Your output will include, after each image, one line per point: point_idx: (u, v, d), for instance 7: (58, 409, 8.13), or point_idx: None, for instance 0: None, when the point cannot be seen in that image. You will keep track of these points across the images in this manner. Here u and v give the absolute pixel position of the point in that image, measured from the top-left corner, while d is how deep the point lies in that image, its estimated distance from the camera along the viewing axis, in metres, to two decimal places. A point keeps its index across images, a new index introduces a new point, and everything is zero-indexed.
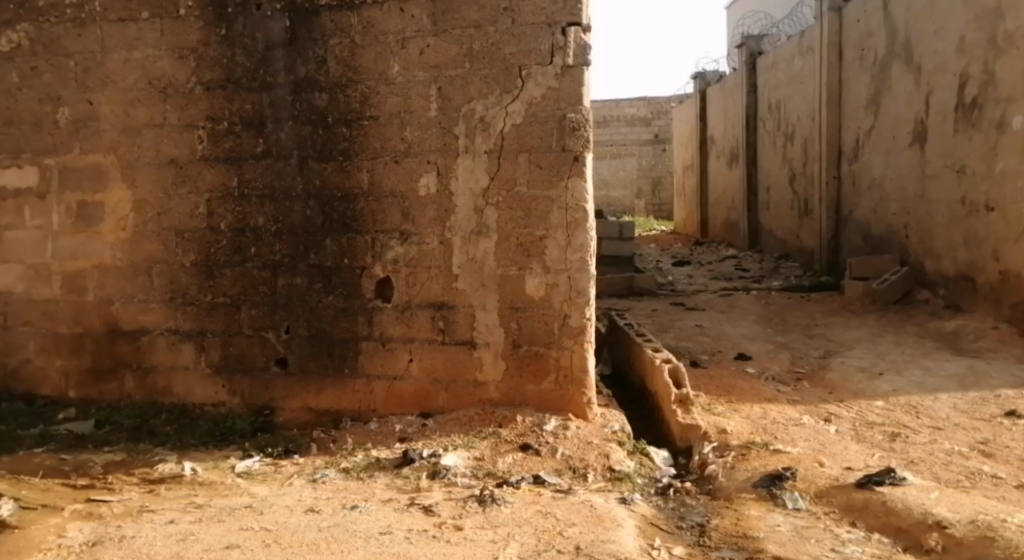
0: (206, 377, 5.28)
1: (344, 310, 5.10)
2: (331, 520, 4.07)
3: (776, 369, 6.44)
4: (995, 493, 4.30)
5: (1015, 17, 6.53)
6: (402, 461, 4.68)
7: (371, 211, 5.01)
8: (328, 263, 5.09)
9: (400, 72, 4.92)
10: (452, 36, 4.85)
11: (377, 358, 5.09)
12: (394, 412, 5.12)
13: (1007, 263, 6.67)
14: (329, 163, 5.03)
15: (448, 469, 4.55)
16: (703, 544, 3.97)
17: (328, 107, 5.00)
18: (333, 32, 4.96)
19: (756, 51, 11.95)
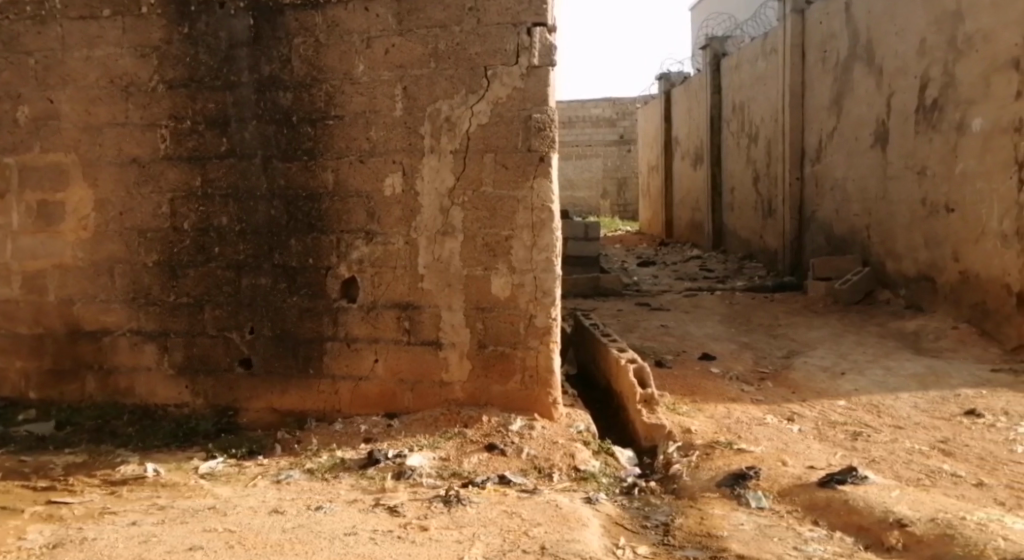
0: (169, 378, 5.23)
1: (309, 310, 5.07)
2: (295, 521, 4.04)
3: (740, 369, 6.49)
4: (954, 491, 4.36)
5: (974, 20, 6.61)
6: (367, 461, 4.66)
7: (336, 211, 4.98)
8: (293, 263, 5.05)
9: (366, 72, 4.89)
10: (418, 35, 4.84)
11: (342, 358, 5.06)
12: (359, 413, 5.09)
13: (966, 264, 6.77)
14: (294, 163, 5.00)
15: (414, 469, 4.54)
16: (667, 543, 3.99)
17: (293, 106, 4.97)
18: (297, 31, 4.93)
19: (720, 52, 12.03)
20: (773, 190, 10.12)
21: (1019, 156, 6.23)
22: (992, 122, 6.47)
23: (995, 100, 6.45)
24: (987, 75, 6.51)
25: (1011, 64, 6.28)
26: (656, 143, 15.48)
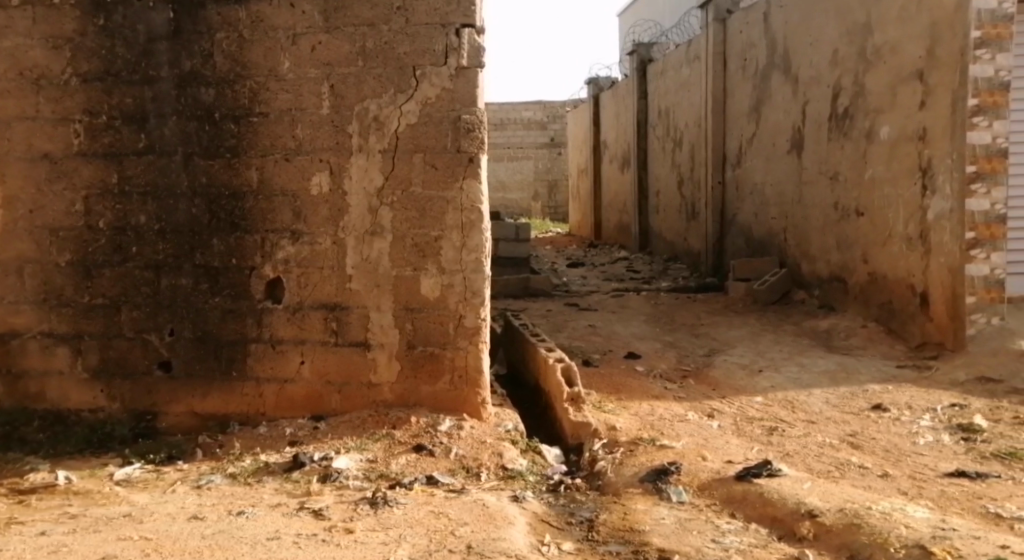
0: (83, 382, 5.20)
1: (232, 311, 5.09)
2: (215, 527, 4.07)
3: (663, 367, 6.68)
4: (862, 482, 4.58)
5: (882, 32, 6.84)
6: (292, 465, 4.70)
7: (261, 210, 5.02)
8: (215, 263, 5.07)
9: (292, 69, 4.94)
10: (345, 33, 4.90)
11: (267, 360, 5.10)
12: (284, 416, 5.13)
13: (875, 265, 7.03)
14: (217, 161, 5.02)
15: (340, 472, 4.59)
16: (591, 539, 4.12)
17: (215, 102, 4.99)
18: (220, 26, 4.96)
19: (646, 58, 12.28)
20: (696, 193, 10.37)
21: (922, 163, 6.44)
22: (898, 131, 6.70)
23: (900, 109, 6.66)
24: (893, 86, 6.73)
25: (914, 76, 6.48)
26: (584, 146, 15.71)
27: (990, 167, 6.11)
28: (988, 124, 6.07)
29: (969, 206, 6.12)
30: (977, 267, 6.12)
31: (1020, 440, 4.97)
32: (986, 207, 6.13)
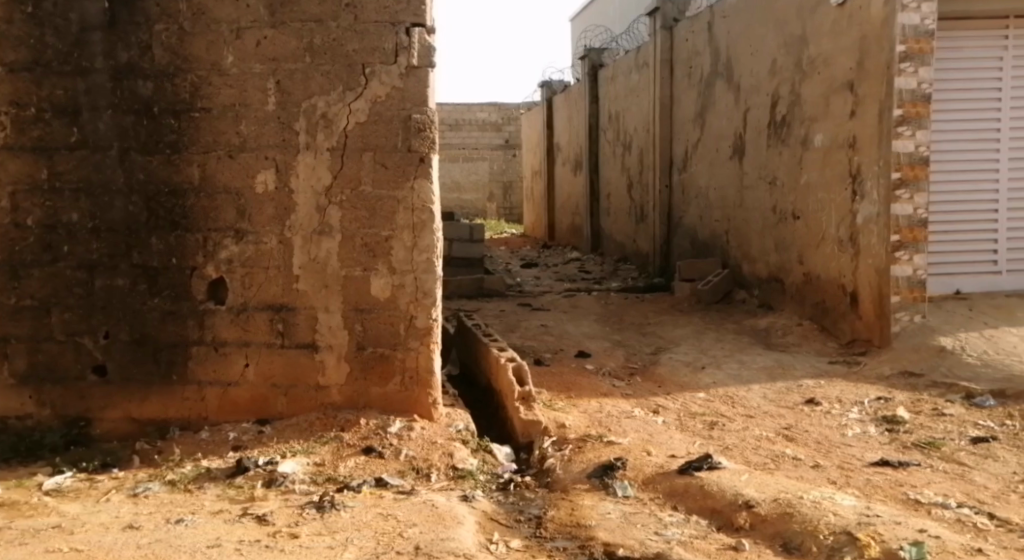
0: (10, 388, 5.17)
1: (171, 312, 5.14)
2: (152, 536, 4.07)
3: (612, 365, 6.93)
4: (795, 473, 4.83)
5: (816, 45, 7.15)
6: (235, 470, 4.77)
7: (203, 208, 5.08)
8: (154, 263, 5.11)
9: (235, 64, 5.02)
10: (292, 28, 5.01)
11: (209, 363, 5.16)
12: (227, 420, 5.21)
13: (810, 266, 7.33)
14: (156, 156, 5.07)
15: (285, 476, 4.68)
16: (539, 535, 4.31)
17: (154, 96, 5.04)
18: (159, 17, 5.01)
19: (597, 63, 12.59)
20: (644, 196, 10.65)
21: (853, 169, 6.74)
22: (831, 138, 6.99)
23: (833, 118, 6.96)
24: (827, 95, 7.02)
25: (846, 87, 6.79)
26: (538, 148, 15.96)
27: (913, 174, 6.35)
28: (911, 134, 6.31)
29: (894, 211, 6.36)
30: (901, 268, 6.38)
31: (939, 430, 5.27)
32: (910, 212, 6.37)
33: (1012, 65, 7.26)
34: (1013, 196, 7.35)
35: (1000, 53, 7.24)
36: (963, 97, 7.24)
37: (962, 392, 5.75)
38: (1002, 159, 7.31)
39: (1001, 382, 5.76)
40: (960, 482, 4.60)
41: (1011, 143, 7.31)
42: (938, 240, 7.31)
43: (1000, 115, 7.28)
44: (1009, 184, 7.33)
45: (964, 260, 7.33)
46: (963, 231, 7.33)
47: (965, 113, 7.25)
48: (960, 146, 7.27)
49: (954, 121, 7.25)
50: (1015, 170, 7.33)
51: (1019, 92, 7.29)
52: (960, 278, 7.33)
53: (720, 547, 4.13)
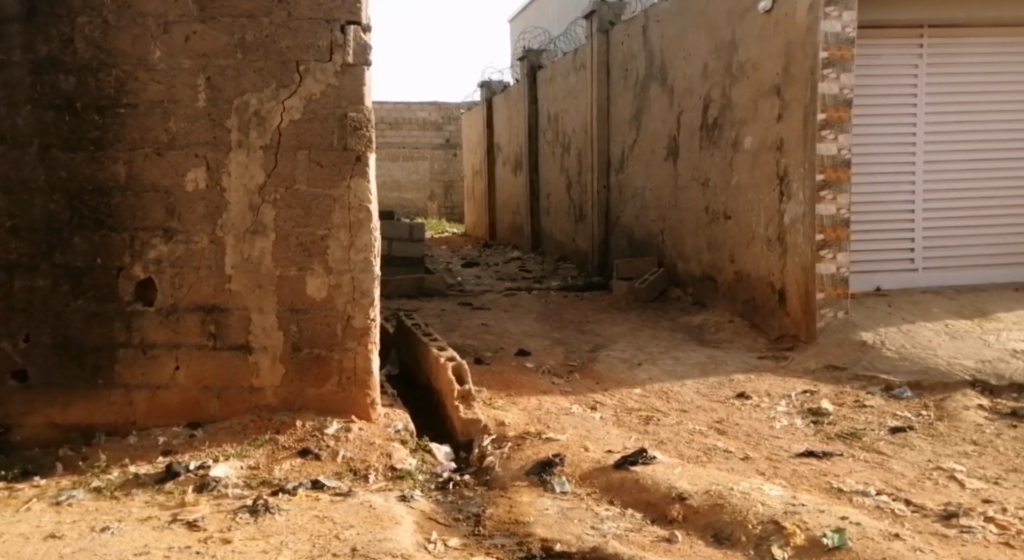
0: None
1: (96, 314, 5.12)
2: (75, 545, 4.07)
3: (552, 362, 7.05)
4: (726, 465, 4.96)
5: (745, 50, 7.34)
6: (164, 476, 4.76)
7: (130, 206, 5.07)
8: (77, 263, 5.09)
9: (163, 59, 5.01)
10: (222, 24, 5.02)
11: (138, 366, 5.16)
12: (157, 424, 5.20)
13: (740, 265, 7.51)
14: (79, 153, 5.05)
15: (217, 481, 4.69)
16: (478, 533, 4.39)
17: (75, 91, 5.02)
18: (81, 11, 4.99)
19: (536, 64, 12.73)
20: (583, 197, 10.80)
21: (780, 171, 6.94)
22: (759, 141, 7.19)
23: (761, 121, 7.15)
24: (755, 99, 7.22)
25: (773, 91, 6.99)
26: (479, 148, 16.04)
27: (836, 176, 6.55)
28: (834, 137, 6.52)
29: (819, 211, 6.56)
30: (826, 266, 6.59)
31: (861, 421, 5.48)
32: (833, 212, 6.58)
33: (926, 73, 7.54)
34: (928, 199, 7.63)
35: (915, 61, 7.51)
36: (881, 104, 7.49)
37: (882, 384, 5.98)
38: (918, 164, 7.58)
39: (919, 374, 6.00)
40: (880, 470, 4.79)
41: (926, 148, 7.58)
42: (859, 240, 7.56)
43: (915, 122, 7.55)
44: (925, 187, 7.61)
45: (885, 259, 7.60)
46: (883, 233, 7.58)
47: (883, 119, 7.50)
48: (879, 151, 7.52)
49: (872, 127, 7.49)
50: (930, 174, 7.61)
51: (933, 99, 7.56)
52: (881, 275, 7.59)
53: (653, 539, 4.25)
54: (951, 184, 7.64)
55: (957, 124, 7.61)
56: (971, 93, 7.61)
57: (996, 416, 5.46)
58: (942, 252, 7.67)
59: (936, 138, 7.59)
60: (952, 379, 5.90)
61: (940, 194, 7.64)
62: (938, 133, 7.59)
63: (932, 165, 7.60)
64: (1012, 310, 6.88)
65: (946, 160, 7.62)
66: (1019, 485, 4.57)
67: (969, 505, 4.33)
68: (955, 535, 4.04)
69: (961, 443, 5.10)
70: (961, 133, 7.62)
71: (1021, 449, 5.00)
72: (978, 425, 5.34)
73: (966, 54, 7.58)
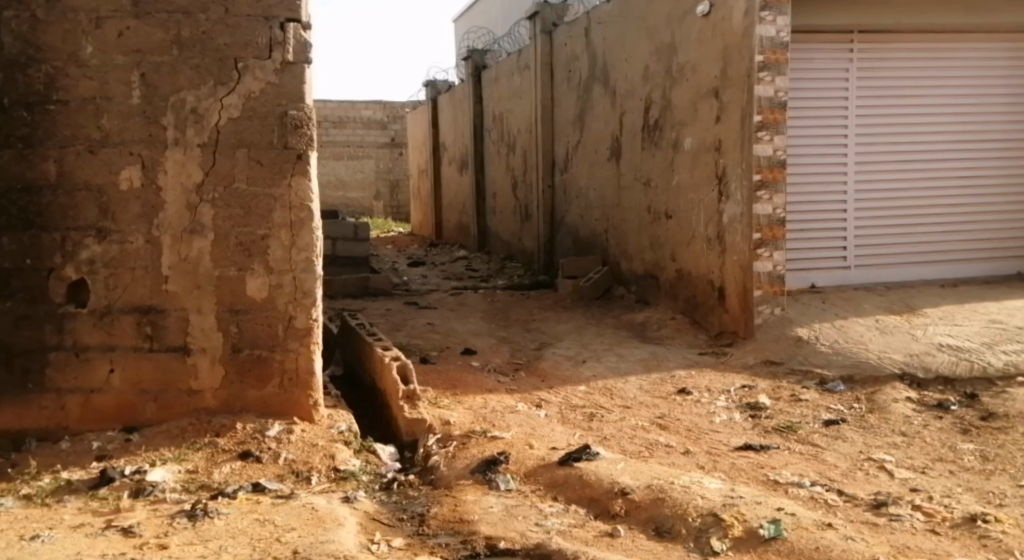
0: None
1: (27, 316, 5.03)
2: (4, 555, 4.00)
3: (497, 361, 7.07)
4: (668, 459, 5.02)
5: (684, 52, 7.43)
6: (98, 481, 4.69)
7: (61, 206, 4.99)
8: (6, 263, 5.00)
9: (95, 55, 4.94)
10: (157, 20, 4.96)
11: (71, 370, 5.08)
12: (91, 428, 5.13)
13: (682, 263, 7.60)
14: (8, 151, 4.96)
15: (154, 486, 4.63)
16: (422, 533, 4.40)
17: (3, 88, 4.92)
18: (9, 5, 4.90)
19: (481, 64, 12.75)
20: (528, 196, 10.85)
21: (718, 170, 7.03)
22: (699, 142, 7.28)
23: (700, 122, 7.25)
24: (694, 101, 7.31)
25: (711, 93, 7.08)
26: (425, 147, 16.01)
27: (772, 176, 6.67)
28: (770, 138, 6.64)
29: (756, 211, 6.67)
30: (763, 264, 6.70)
31: (797, 414, 5.59)
32: (770, 211, 6.69)
33: (857, 76, 7.69)
34: (860, 198, 7.80)
35: (846, 64, 7.66)
36: (814, 106, 7.63)
37: (816, 378, 6.11)
38: (850, 164, 7.73)
39: (853, 368, 6.13)
40: (814, 462, 4.88)
41: (858, 149, 7.74)
42: (794, 239, 7.69)
43: (847, 124, 7.70)
44: (857, 187, 7.77)
45: (819, 257, 7.74)
46: (817, 231, 7.73)
47: (815, 122, 7.64)
48: (812, 152, 7.66)
49: (806, 129, 7.63)
50: (862, 174, 7.77)
51: (864, 102, 7.72)
52: (815, 273, 7.73)
53: (596, 534, 4.29)
54: (882, 183, 7.82)
55: (887, 125, 7.78)
56: (900, 95, 7.79)
57: (924, 408, 5.61)
58: (874, 250, 7.85)
59: (867, 139, 7.76)
60: (884, 373, 6.04)
61: (872, 193, 7.81)
62: (869, 134, 7.76)
63: (864, 166, 7.77)
64: (939, 305, 7.06)
65: (877, 160, 7.79)
66: (945, 474, 4.70)
67: (898, 494, 4.44)
68: (885, 523, 4.14)
69: (890, 434, 5.24)
70: (891, 134, 7.80)
71: (947, 439, 5.14)
72: (906, 417, 5.49)
73: (894, 58, 7.75)
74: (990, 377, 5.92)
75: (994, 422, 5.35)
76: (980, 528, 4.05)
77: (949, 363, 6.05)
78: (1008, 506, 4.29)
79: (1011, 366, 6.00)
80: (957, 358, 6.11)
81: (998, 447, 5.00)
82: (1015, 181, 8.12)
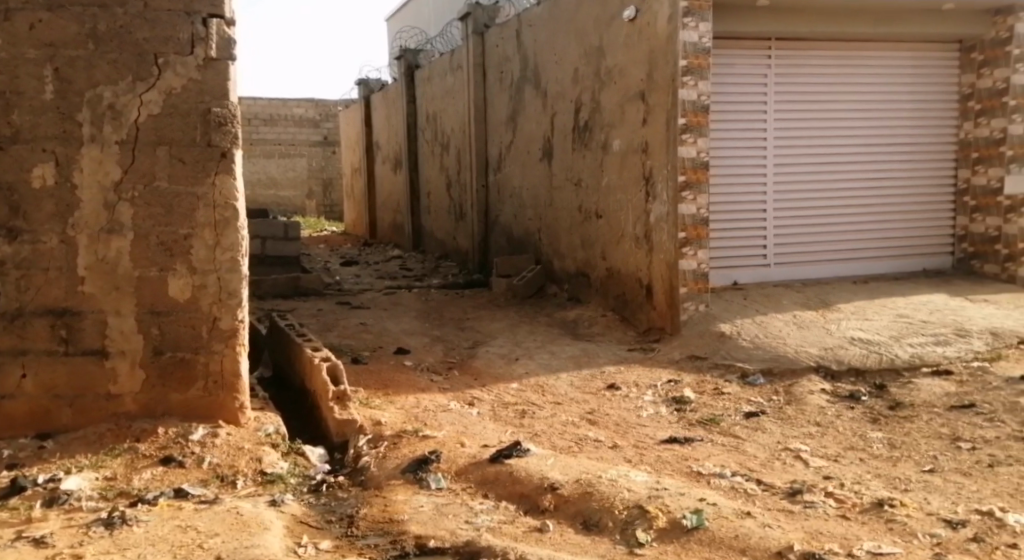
0: None
1: None
2: None
3: (430, 360, 7.03)
4: (597, 454, 5.02)
5: (612, 56, 7.47)
6: (9, 491, 4.55)
7: None
8: None
9: (5, 48, 4.79)
10: (72, 13, 4.82)
11: None
12: (4, 435, 4.97)
13: (612, 262, 7.62)
14: None
15: (69, 494, 4.51)
16: (350, 534, 4.34)
17: None
18: None
19: (414, 63, 12.69)
20: (462, 195, 10.81)
21: (645, 171, 7.08)
22: (627, 143, 7.32)
23: (628, 124, 7.28)
24: (622, 103, 7.35)
25: (638, 96, 7.12)
26: (358, 146, 15.87)
27: (697, 177, 6.74)
28: (694, 141, 6.70)
29: (681, 211, 6.73)
30: (688, 262, 6.76)
31: (720, 407, 5.65)
32: (694, 211, 6.76)
33: (775, 81, 7.81)
34: (780, 199, 7.91)
35: (764, 69, 7.77)
36: (734, 110, 7.72)
37: (738, 372, 6.18)
38: (770, 166, 7.85)
39: (771, 361, 6.21)
40: (735, 453, 4.94)
41: (777, 152, 7.86)
42: (717, 238, 7.78)
43: (766, 127, 7.81)
44: (777, 189, 7.89)
45: (741, 255, 7.85)
46: (736, 230, 7.82)
47: (735, 125, 7.74)
48: (733, 154, 7.75)
49: (726, 132, 7.72)
50: (781, 176, 7.89)
51: (783, 107, 7.84)
52: (738, 270, 7.84)
53: (525, 530, 4.28)
54: (800, 184, 7.95)
55: (805, 129, 7.92)
56: (817, 99, 7.92)
57: (837, 399, 5.73)
58: (792, 249, 7.98)
59: (786, 143, 7.88)
60: (799, 365, 6.13)
61: (791, 194, 7.94)
62: (788, 137, 7.88)
63: (783, 168, 7.89)
64: (852, 301, 7.19)
65: (796, 163, 7.92)
66: (855, 461, 4.79)
67: (812, 482, 4.51)
68: (799, 510, 4.20)
69: (805, 425, 5.34)
70: (809, 137, 7.94)
71: (858, 429, 5.25)
72: (820, 407, 5.59)
73: (810, 62, 7.89)
74: (899, 367, 6.06)
75: (901, 411, 5.49)
76: (887, 512, 4.13)
77: (860, 355, 6.18)
78: (913, 490, 4.40)
79: (917, 358, 6.15)
80: (868, 350, 6.24)
81: (905, 435, 5.13)
82: (924, 182, 8.32)
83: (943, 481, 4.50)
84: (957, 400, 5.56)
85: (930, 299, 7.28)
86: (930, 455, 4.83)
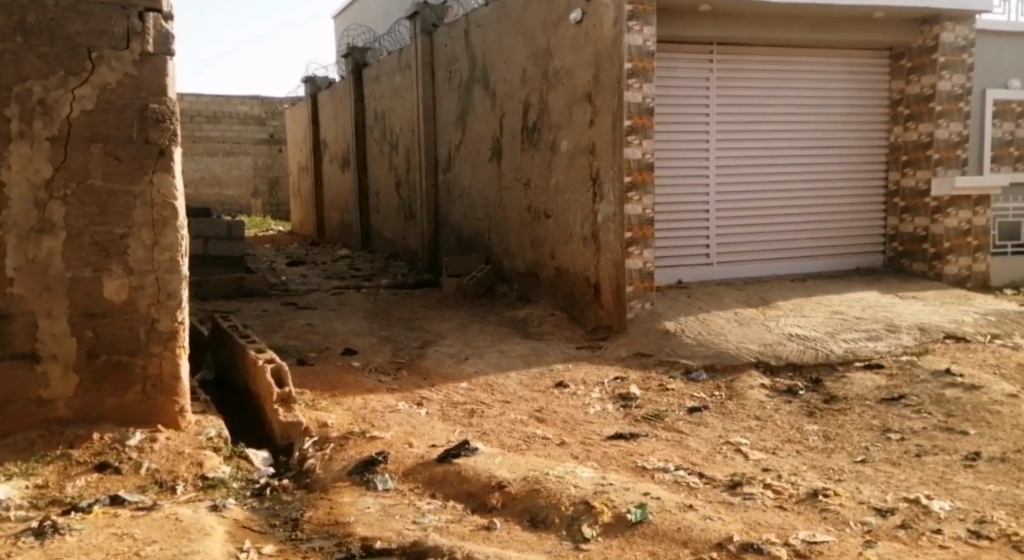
0: None
1: None
2: None
3: (378, 360, 6.93)
4: (544, 451, 4.98)
5: (559, 58, 7.44)
6: None
7: None
8: None
9: None
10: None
11: None
12: None
13: (561, 261, 7.59)
14: None
15: None
16: (294, 538, 4.25)
17: None
18: None
19: (360, 62, 12.57)
20: (412, 195, 10.73)
21: (592, 172, 7.05)
22: (575, 144, 7.29)
23: (575, 125, 7.26)
24: (569, 103, 7.32)
25: (585, 97, 7.10)
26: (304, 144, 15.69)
27: (642, 178, 6.74)
28: (639, 142, 6.71)
29: (627, 211, 6.72)
30: (634, 262, 6.76)
31: (664, 404, 5.65)
32: (640, 211, 6.76)
33: (716, 85, 7.82)
34: (723, 201, 7.94)
35: (704, 73, 7.78)
36: (677, 113, 7.72)
37: (682, 368, 6.18)
38: (712, 169, 7.87)
39: (714, 357, 6.22)
40: (678, 448, 4.92)
41: (718, 155, 7.88)
42: (662, 238, 7.78)
43: (708, 131, 7.83)
44: (719, 191, 7.92)
45: (686, 256, 7.86)
46: (678, 231, 7.82)
47: (678, 128, 7.74)
48: (676, 158, 7.75)
49: (669, 135, 7.72)
50: (723, 178, 7.92)
51: (724, 110, 7.86)
52: (683, 270, 7.85)
53: (472, 529, 4.21)
54: (741, 186, 7.98)
55: (745, 132, 7.95)
56: (756, 102, 7.96)
57: (776, 394, 5.74)
58: (734, 249, 8.01)
59: (727, 145, 7.90)
60: (741, 361, 6.15)
61: (733, 196, 7.97)
62: (729, 141, 7.91)
63: (724, 171, 7.92)
64: (790, 298, 7.24)
65: (737, 165, 7.95)
66: (792, 454, 4.80)
67: (751, 474, 4.51)
68: (739, 503, 4.19)
69: (745, 419, 5.34)
70: (749, 140, 7.97)
71: (795, 422, 5.27)
72: (760, 402, 5.61)
73: (749, 65, 7.91)
74: (833, 362, 6.12)
75: (835, 405, 5.51)
76: (822, 502, 4.14)
77: (798, 350, 6.22)
78: (846, 480, 4.42)
79: (850, 353, 6.21)
80: (804, 346, 6.28)
81: (838, 427, 5.16)
82: (860, 183, 8.43)
83: (874, 471, 4.53)
84: (887, 393, 5.61)
85: (863, 295, 7.37)
86: (862, 446, 4.87)
